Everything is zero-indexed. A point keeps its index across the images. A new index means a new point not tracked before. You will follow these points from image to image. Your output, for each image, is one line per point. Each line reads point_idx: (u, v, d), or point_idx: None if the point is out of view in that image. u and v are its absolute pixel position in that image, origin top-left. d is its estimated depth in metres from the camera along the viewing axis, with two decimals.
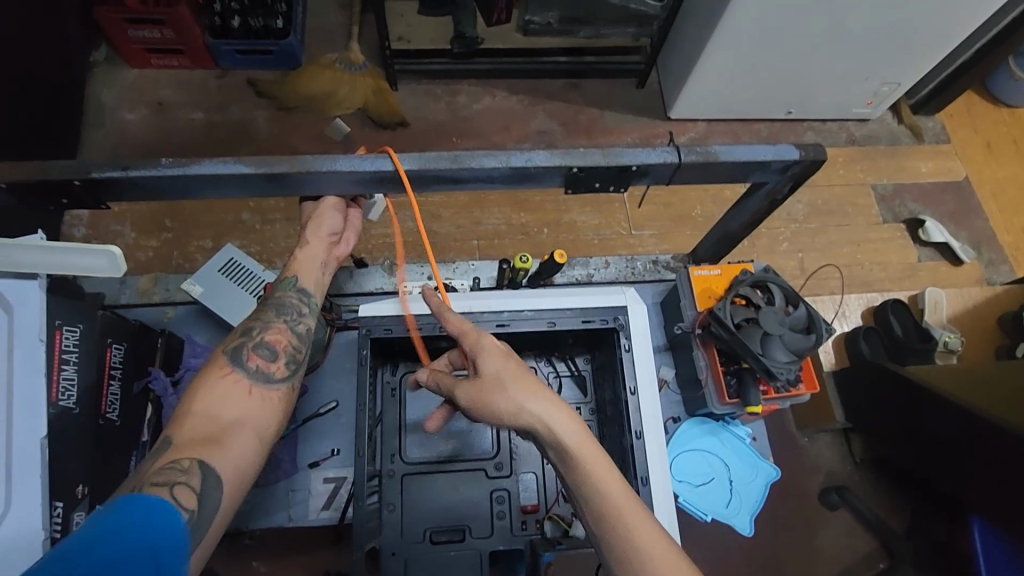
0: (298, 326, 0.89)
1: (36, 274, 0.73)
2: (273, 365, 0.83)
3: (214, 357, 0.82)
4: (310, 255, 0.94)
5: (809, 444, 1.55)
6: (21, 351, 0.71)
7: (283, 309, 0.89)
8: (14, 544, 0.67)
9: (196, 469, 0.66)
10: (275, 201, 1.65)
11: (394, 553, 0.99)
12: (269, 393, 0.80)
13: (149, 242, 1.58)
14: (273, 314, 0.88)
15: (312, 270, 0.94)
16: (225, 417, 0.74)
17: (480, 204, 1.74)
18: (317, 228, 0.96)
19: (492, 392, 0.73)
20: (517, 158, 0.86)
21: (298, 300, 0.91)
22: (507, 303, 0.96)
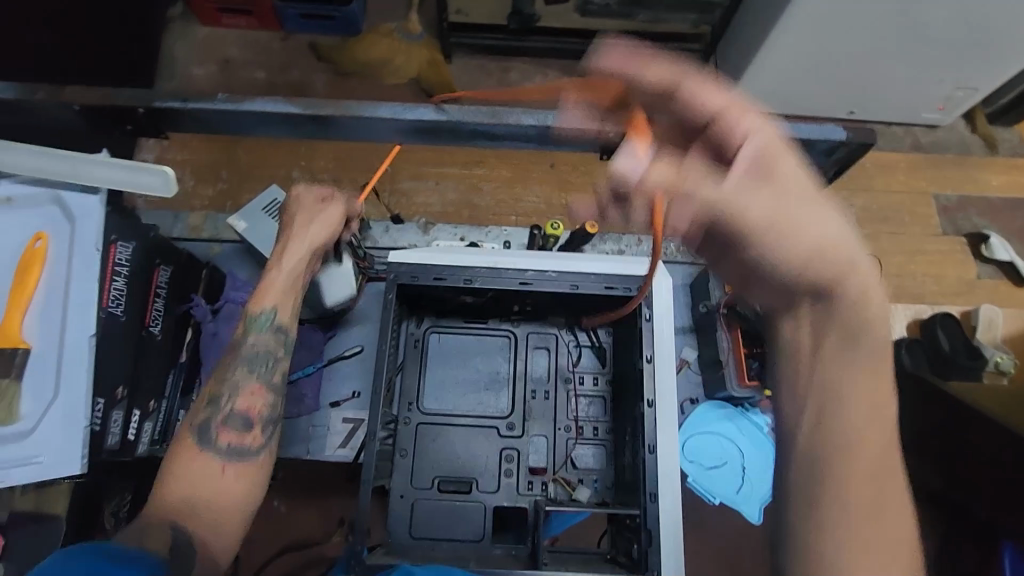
0: (270, 380, 0.89)
1: (97, 189, 0.79)
2: (247, 437, 0.84)
3: (185, 432, 0.84)
4: (281, 286, 0.92)
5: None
6: (79, 257, 0.78)
7: (254, 360, 0.89)
8: (58, 427, 0.73)
9: (168, 533, 0.72)
10: (325, 161, 1.70)
11: (403, 496, 1.04)
12: (242, 468, 0.82)
13: (205, 190, 1.67)
14: (243, 369, 0.88)
15: (285, 304, 0.92)
16: (195, 492, 0.78)
17: (521, 180, 1.74)
18: (300, 246, 0.93)
19: (808, 220, 0.68)
20: (554, 118, 0.87)
21: (272, 348, 0.90)
22: (532, 262, 0.98)
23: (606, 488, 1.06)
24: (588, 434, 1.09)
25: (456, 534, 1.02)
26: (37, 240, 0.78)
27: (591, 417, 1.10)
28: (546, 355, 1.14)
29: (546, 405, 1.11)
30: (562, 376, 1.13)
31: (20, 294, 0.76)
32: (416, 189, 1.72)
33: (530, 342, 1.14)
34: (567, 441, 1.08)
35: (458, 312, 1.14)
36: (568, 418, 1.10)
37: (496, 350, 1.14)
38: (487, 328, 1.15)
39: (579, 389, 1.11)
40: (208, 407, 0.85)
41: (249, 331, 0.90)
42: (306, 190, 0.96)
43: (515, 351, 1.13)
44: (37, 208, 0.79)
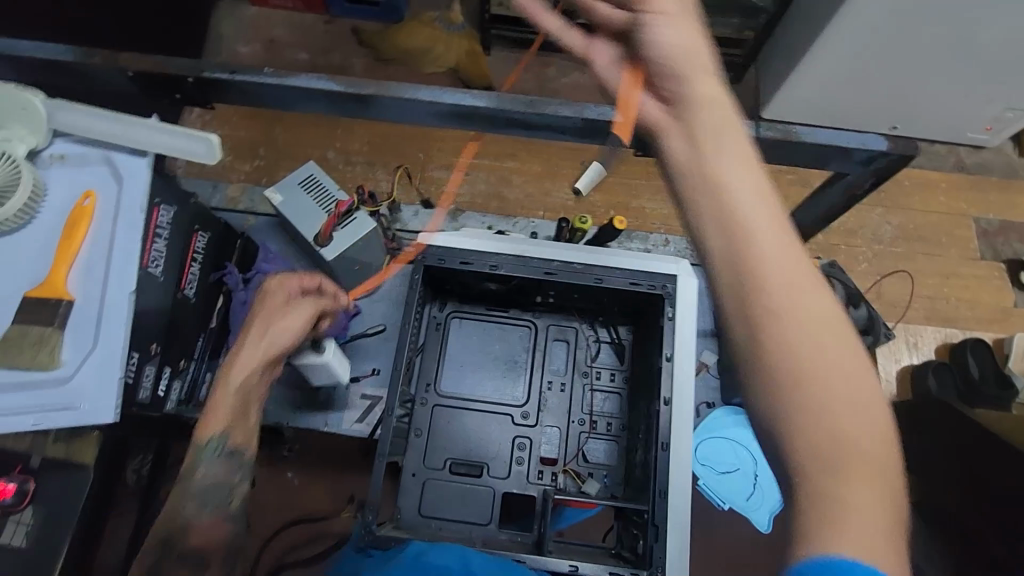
0: (224, 509, 0.89)
1: (145, 153, 0.82)
2: (222, 477, 0.90)
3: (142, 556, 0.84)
4: (229, 394, 0.91)
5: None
6: (124, 217, 0.80)
7: (208, 478, 0.89)
8: (91, 379, 0.75)
9: None
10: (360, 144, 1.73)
11: (414, 475, 1.05)
12: None
13: (242, 166, 1.71)
14: (196, 505, 0.88)
15: (242, 421, 0.92)
16: None
17: (552, 176, 1.75)
18: (258, 350, 0.92)
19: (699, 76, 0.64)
20: (592, 110, 0.87)
21: (226, 462, 0.90)
22: (558, 254, 0.98)
23: (615, 484, 1.06)
24: (601, 429, 1.09)
25: (464, 516, 1.03)
26: (86, 196, 0.81)
27: (605, 412, 1.10)
28: (565, 347, 1.14)
29: (561, 398, 1.11)
30: (580, 370, 1.13)
31: (68, 246, 0.78)
32: (447, 178, 1.73)
33: (551, 333, 1.14)
34: (579, 434, 1.09)
35: (481, 299, 1.15)
36: (582, 411, 1.10)
37: (516, 339, 1.15)
38: (509, 317, 1.16)
39: (596, 383, 1.12)
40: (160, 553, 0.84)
41: (198, 453, 0.89)
42: (281, 287, 0.95)
43: (534, 341, 1.14)
44: (88, 166, 0.82)
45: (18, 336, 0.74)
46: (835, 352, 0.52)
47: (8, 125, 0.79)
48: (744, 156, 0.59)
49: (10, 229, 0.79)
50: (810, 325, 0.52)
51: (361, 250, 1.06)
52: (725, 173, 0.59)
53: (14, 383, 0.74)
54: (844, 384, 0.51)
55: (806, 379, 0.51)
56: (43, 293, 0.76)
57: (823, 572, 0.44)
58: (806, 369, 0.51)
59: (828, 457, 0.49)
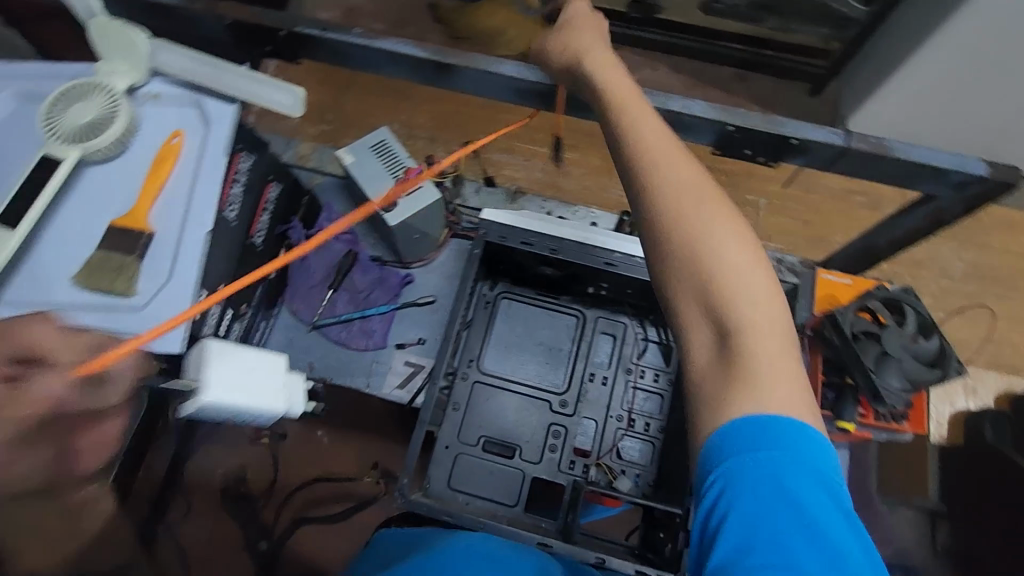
0: None
1: (234, 100, 0.85)
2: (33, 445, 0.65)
3: None
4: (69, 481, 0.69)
5: (888, 514, 1.42)
6: (209, 159, 0.83)
7: None
8: (164, 309, 0.78)
9: None
10: (421, 119, 1.72)
11: (448, 447, 1.06)
12: None
13: (309, 129, 1.74)
14: None
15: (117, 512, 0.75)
16: None
17: (611, 171, 1.71)
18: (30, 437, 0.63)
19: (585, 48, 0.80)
20: (675, 102, 0.85)
21: None
22: (620, 245, 0.97)
23: (646, 484, 1.05)
24: (638, 428, 1.08)
25: (492, 494, 1.04)
26: (175, 136, 0.84)
27: (644, 411, 1.09)
28: (611, 342, 1.13)
29: (602, 391, 1.10)
30: (624, 366, 1.12)
31: (155, 181, 0.81)
32: (505, 161, 1.73)
33: (599, 325, 1.13)
34: (616, 430, 1.08)
35: (532, 283, 1.15)
36: (622, 408, 1.09)
37: (563, 327, 1.14)
38: (559, 304, 1.15)
39: (638, 382, 1.10)
40: None
41: None
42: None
43: (581, 331, 1.14)
44: (178, 107, 0.86)
45: (101, 261, 0.78)
46: (734, 248, 0.63)
47: (111, 59, 0.83)
48: (646, 117, 0.72)
49: (103, 159, 0.83)
50: (713, 234, 0.63)
51: (423, 219, 1.06)
52: (627, 125, 0.72)
53: (91, 305, 0.77)
54: (741, 274, 0.62)
55: (715, 288, 0.61)
56: (126, 223, 0.80)
57: (759, 428, 0.55)
58: (722, 283, 0.61)
59: (752, 333, 0.59)
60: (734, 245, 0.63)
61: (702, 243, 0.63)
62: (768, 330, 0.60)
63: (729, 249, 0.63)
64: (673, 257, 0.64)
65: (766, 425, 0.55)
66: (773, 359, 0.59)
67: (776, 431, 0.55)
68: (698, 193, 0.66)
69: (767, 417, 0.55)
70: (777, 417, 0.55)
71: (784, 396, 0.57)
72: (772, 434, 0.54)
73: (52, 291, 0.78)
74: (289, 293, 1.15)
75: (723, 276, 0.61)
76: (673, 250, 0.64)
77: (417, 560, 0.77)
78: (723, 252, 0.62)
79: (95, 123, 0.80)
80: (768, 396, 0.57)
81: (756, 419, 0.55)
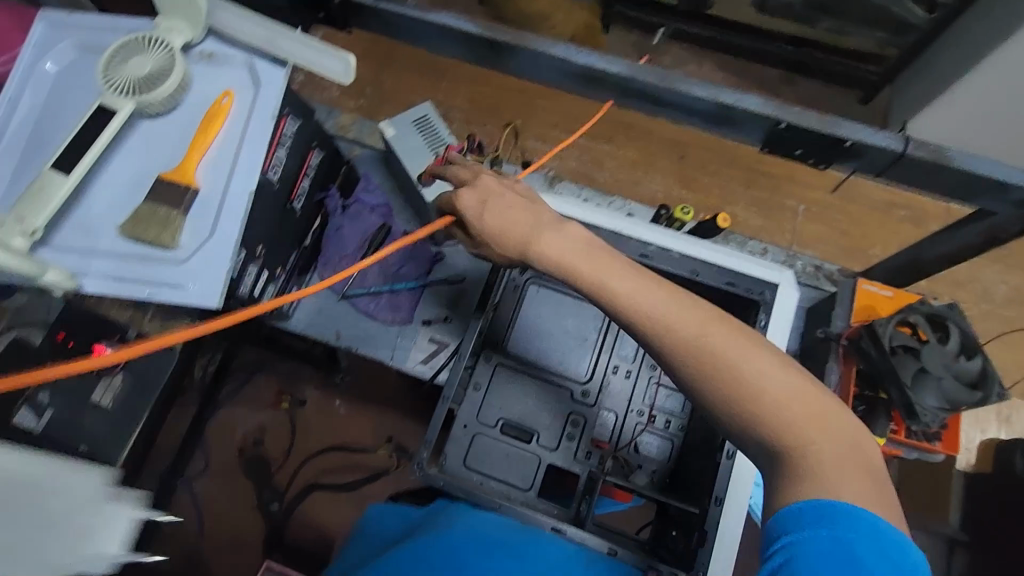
0: None
1: (285, 63, 0.85)
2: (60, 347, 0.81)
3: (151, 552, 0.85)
4: None
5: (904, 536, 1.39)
6: (256, 121, 0.84)
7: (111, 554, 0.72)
8: (204, 264, 0.79)
9: None
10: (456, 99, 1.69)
11: (466, 427, 1.07)
12: None
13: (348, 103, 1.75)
14: None
15: None
16: None
17: (646, 165, 1.66)
18: None
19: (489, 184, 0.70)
20: (727, 95, 0.82)
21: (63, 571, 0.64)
22: (656, 237, 0.94)
23: (662, 480, 1.05)
24: (658, 425, 1.07)
25: (507, 476, 1.05)
26: (224, 95, 0.85)
27: (666, 408, 1.08)
28: None
29: (624, 384, 1.10)
30: (648, 361, 1.11)
31: (203, 138, 0.82)
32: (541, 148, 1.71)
33: None
34: (635, 425, 1.07)
35: None
36: (643, 403, 1.09)
37: (590, 317, 1.13)
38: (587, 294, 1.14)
39: (662, 378, 1.09)
40: None
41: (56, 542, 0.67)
42: None
43: (608, 322, 1.13)
44: (230, 68, 0.87)
45: (147, 213, 0.79)
46: (747, 355, 0.56)
47: (173, 16, 0.84)
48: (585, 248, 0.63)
49: (155, 114, 0.84)
50: (722, 347, 0.57)
51: None
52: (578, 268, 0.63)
53: (137, 256, 0.80)
54: (760, 373, 0.56)
55: (752, 400, 0.55)
56: (174, 177, 0.81)
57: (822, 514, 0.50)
58: (751, 393, 0.55)
59: (800, 426, 0.54)
60: (745, 348, 0.57)
61: (719, 357, 0.56)
62: (815, 419, 0.55)
63: (744, 352, 0.57)
64: (697, 382, 0.58)
65: (822, 511, 0.50)
66: (831, 451, 0.54)
67: (838, 522, 0.49)
68: (682, 306, 0.58)
69: (826, 505, 0.51)
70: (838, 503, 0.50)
71: (850, 485, 0.52)
72: (834, 521, 0.49)
73: (99, 239, 0.80)
74: (320, 262, 1.15)
75: (746, 382, 0.56)
76: (677, 361, 0.58)
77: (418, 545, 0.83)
78: (740, 363, 0.56)
79: (150, 78, 0.82)
80: (829, 485, 0.52)
81: (814, 503, 0.51)
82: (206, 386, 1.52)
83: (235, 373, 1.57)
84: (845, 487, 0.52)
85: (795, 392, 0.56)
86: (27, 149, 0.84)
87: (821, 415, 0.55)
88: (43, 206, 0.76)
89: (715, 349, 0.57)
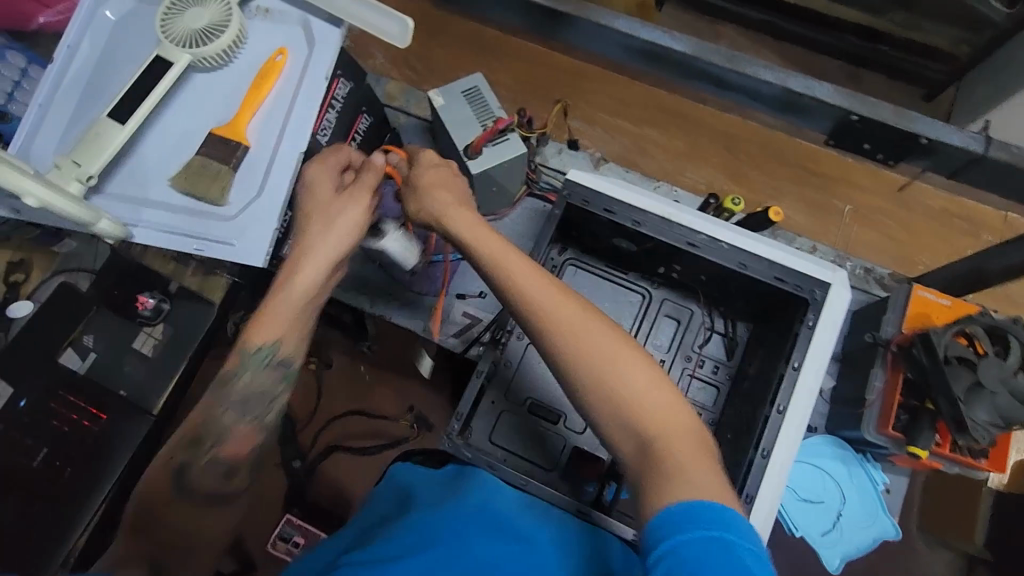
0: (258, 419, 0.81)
1: (342, 24, 0.84)
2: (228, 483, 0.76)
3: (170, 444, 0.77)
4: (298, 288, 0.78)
5: (925, 553, 1.35)
6: (309, 81, 0.83)
7: (247, 394, 0.80)
8: (253, 223, 0.80)
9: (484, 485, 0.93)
10: (499, 75, 1.63)
11: (493, 403, 1.07)
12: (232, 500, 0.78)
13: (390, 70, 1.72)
14: (233, 412, 0.79)
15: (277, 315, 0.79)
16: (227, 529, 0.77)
17: (691, 154, 1.59)
18: None
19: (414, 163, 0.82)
20: (797, 81, 0.78)
21: (272, 368, 0.80)
22: (704, 224, 0.90)
23: None
24: None
25: (532, 456, 1.05)
26: (279, 53, 0.84)
27: (699, 404, 1.06)
28: (675, 326, 1.10)
29: None
30: (684, 353, 1.09)
31: (257, 94, 0.82)
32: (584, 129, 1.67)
33: (663, 307, 1.10)
34: None
35: (603, 254, 1.12)
36: None
37: (626, 304, 1.12)
38: (626, 281, 1.12)
39: (697, 372, 1.07)
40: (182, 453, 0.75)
41: (244, 365, 0.80)
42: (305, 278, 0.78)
43: (645, 311, 1.11)
44: (285, 25, 0.86)
45: (197, 166, 0.79)
46: (626, 356, 0.64)
47: None
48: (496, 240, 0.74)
49: (211, 67, 0.84)
50: (603, 346, 0.65)
51: (503, 172, 1.04)
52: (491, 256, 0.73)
53: (184, 209, 0.81)
54: (635, 374, 0.63)
55: (619, 396, 0.62)
56: (226, 133, 0.81)
57: (695, 512, 0.53)
58: (621, 392, 0.62)
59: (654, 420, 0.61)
60: (618, 348, 0.65)
61: (602, 362, 0.63)
62: (670, 420, 0.61)
63: (622, 352, 0.64)
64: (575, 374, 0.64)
65: (693, 510, 0.53)
66: (683, 450, 0.59)
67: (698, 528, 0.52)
68: (572, 305, 0.67)
69: (695, 505, 0.54)
70: (700, 504, 0.54)
71: (702, 481, 0.56)
72: (700, 526, 0.53)
73: (150, 189, 0.81)
74: None
75: (615, 378, 0.63)
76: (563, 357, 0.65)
77: (446, 525, 0.80)
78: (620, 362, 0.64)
79: (208, 30, 0.81)
80: (691, 481, 0.56)
81: (686, 507, 0.54)
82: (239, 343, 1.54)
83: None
84: (697, 483, 0.56)
85: (662, 398, 0.63)
86: (85, 96, 0.85)
87: (681, 425, 0.61)
88: (99, 153, 0.77)
89: (600, 351, 0.64)
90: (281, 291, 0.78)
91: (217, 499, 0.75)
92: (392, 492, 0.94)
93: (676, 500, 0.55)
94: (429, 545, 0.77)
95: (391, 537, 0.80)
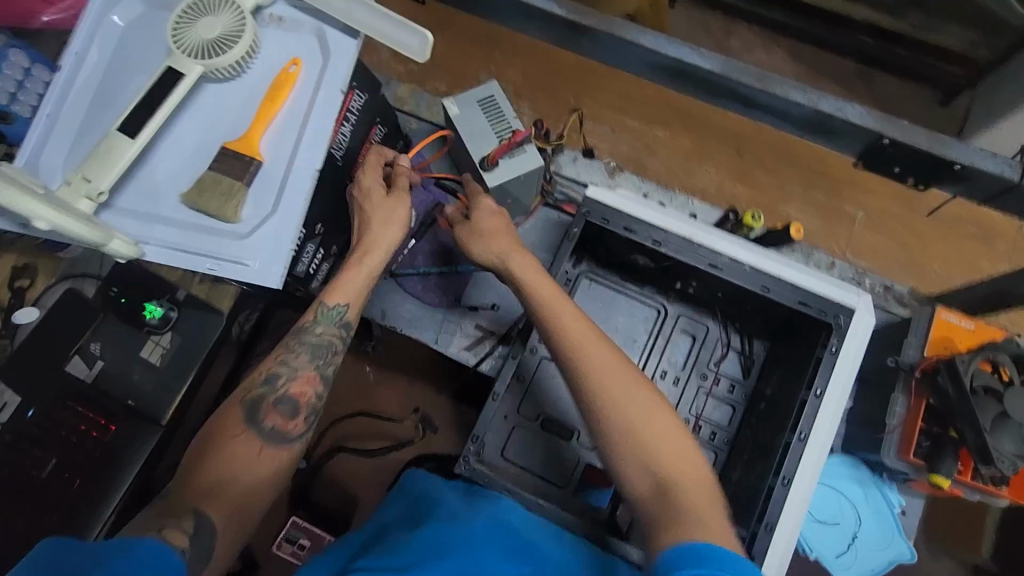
0: (326, 370, 0.86)
1: (358, 35, 0.81)
2: (290, 423, 0.80)
3: (229, 404, 0.80)
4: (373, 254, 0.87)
5: (930, 561, 1.35)
6: (324, 93, 0.81)
7: (317, 349, 0.85)
8: (269, 242, 0.78)
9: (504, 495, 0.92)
10: (505, 71, 1.57)
11: (506, 418, 1.05)
12: (276, 454, 0.78)
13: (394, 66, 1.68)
14: (305, 355, 0.85)
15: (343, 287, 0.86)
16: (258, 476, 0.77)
17: (700, 156, 1.53)
18: None
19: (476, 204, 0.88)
20: (828, 103, 0.76)
21: (335, 335, 0.86)
22: (726, 245, 0.88)
23: None
24: (703, 436, 1.05)
25: (544, 472, 1.04)
26: (293, 64, 0.81)
27: (713, 421, 1.05)
28: (690, 343, 1.09)
29: (671, 390, 1.07)
30: (699, 370, 1.08)
31: (270, 107, 0.80)
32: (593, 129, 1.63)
33: (678, 324, 1.09)
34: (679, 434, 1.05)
35: (618, 267, 1.10)
36: (690, 412, 1.06)
37: (641, 318, 1.10)
38: (641, 295, 1.11)
39: (712, 389, 1.06)
40: (263, 384, 0.82)
41: (319, 321, 0.86)
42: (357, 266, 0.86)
43: (659, 326, 1.09)
44: (299, 34, 0.83)
45: (211, 182, 0.77)
46: (652, 404, 0.71)
47: None
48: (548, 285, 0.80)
49: (223, 78, 0.81)
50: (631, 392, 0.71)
51: (519, 185, 1.01)
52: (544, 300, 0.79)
53: (195, 227, 0.78)
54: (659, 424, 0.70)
55: (643, 442, 0.68)
56: (239, 147, 0.78)
57: (703, 552, 0.58)
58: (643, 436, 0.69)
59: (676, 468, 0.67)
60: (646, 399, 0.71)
61: (629, 410, 0.70)
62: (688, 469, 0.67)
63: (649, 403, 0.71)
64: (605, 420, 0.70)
65: (691, 553, 0.58)
66: (696, 498, 0.65)
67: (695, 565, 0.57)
68: (605, 352, 0.74)
69: (701, 547, 0.59)
70: (705, 546, 0.59)
71: (714, 531, 0.61)
72: (702, 565, 0.57)
73: (161, 206, 0.79)
74: None
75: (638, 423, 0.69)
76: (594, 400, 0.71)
77: (463, 542, 0.79)
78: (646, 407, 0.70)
79: (221, 40, 0.79)
80: (706, 529, 0.61)
81: (697, 546, 0.59)
82: (242, 343, 1.51)
83: (269, 334, 1.55)
84: (711, 531, 0.61)
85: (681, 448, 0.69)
86: (94, 106, 0.82)
87: (695, 470, 0.67)
88: (108, 169, 0.75)
89: (625, 396, 0.71)
90: (352, 261, 0.86)
91: (278, 436, 0.79)
92: (404, 500, 0.91)
93: (687, 540, 0.60)
94: (443, 554, 0.76)
95: (403, 547, 0.78)
